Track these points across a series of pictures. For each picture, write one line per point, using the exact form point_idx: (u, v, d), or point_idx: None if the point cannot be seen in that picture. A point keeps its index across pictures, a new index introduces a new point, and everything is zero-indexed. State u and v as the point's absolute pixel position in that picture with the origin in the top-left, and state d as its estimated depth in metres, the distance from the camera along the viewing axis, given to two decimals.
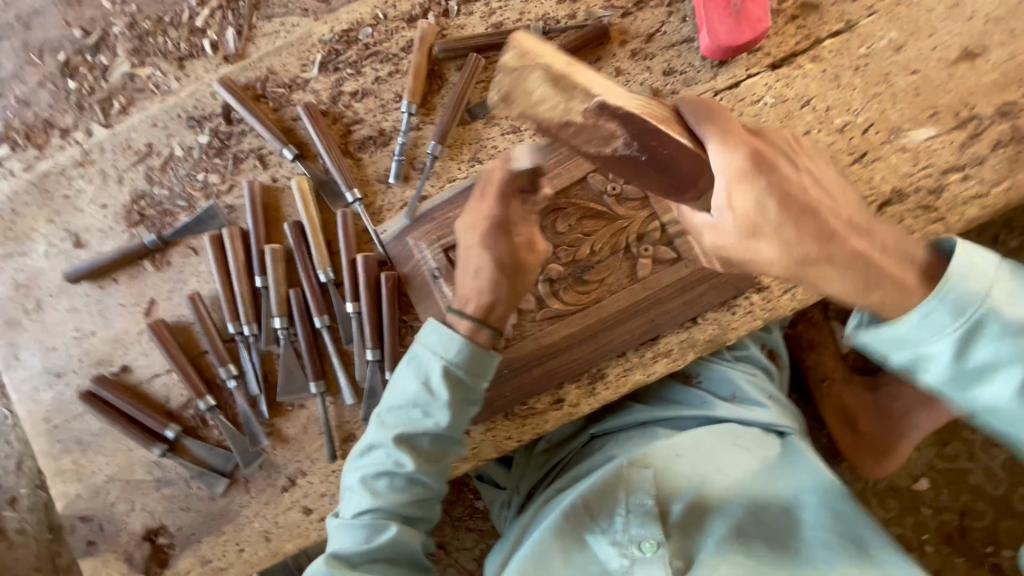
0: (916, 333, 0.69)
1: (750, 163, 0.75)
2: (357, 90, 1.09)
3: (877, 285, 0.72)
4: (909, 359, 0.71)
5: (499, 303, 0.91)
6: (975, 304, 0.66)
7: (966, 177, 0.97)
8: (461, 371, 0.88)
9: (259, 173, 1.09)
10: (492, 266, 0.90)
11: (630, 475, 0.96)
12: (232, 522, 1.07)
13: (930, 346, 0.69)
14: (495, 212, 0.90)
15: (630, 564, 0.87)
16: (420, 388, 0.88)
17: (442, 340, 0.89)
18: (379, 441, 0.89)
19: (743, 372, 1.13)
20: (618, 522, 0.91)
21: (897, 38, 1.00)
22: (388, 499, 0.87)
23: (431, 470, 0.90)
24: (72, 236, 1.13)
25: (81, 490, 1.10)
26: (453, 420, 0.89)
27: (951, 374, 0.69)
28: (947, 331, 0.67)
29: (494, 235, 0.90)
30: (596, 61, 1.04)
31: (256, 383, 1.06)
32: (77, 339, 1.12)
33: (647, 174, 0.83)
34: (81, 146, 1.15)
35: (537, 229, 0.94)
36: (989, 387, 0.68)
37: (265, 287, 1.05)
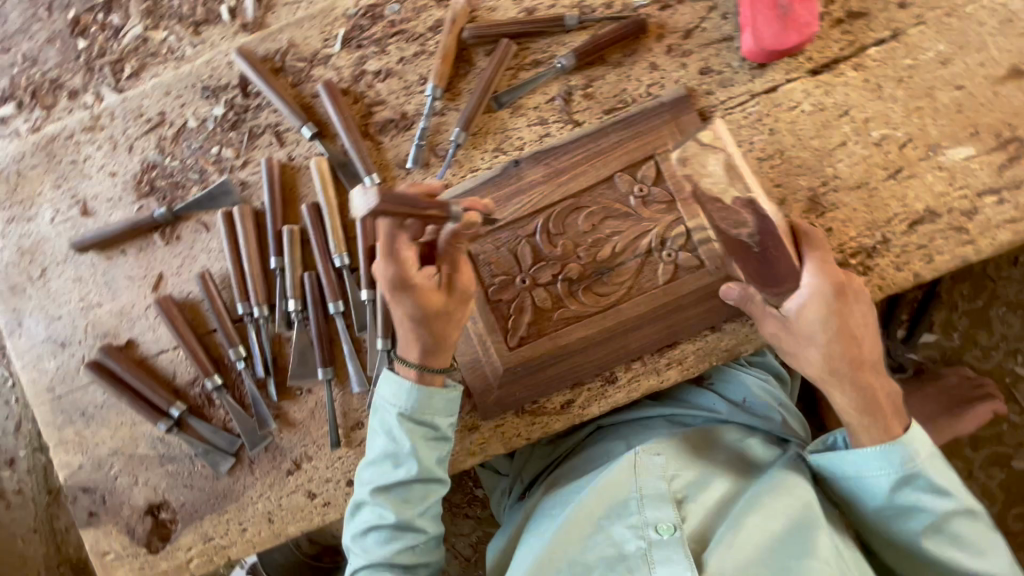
0: (864, 467, 0.83)
1: (834, 296, 0.85)
2: (381, 70, 1.05)
3: (870, 415, 0.84)
4: (851, 488, 0.86)
5: (430, 349, 0.90)
6: (915, 461, 0.81)
7: (1002, 200, 0.94)
8: (418, 413, 0.90)
9: (274, 150, 1.06)
10: (412, 315, 0.87)
11: (642, 461, 0.94)
12: (235, 501, 1.07)
13: (874, 479, 0.83)
14: (395, 272, 0.84)
15: (647, 547, 0.84)
16: (385, 440, 0.90)
17: (391, 391, 0.91)
18: (362, 499, 0.91)
19: (756, 377, 1.10)
20: (632, 505, 0.89)
21: (944, 50, 0.96)
22: (380, 555, 0.88)
23: (414, 516, 0.89)
24: (79, 203, 1.10)
25: (84, 461, 1.10)
26: (421, 463, 0.89)
27: (882, 504, 0.83)
28: (884, 472, 0.82)
29: (402, 292, 0.85)
30: (631, 55, 1.01)
31: (265, 365, 1.05)
32: (83, 310, 1.10)
33: (747, 260, 0.91)
34: (90, 110, 1.11)
35: (459, 267, 0.88)
36: (906, 520, 0.83)
37: (279, 268, 1.03)
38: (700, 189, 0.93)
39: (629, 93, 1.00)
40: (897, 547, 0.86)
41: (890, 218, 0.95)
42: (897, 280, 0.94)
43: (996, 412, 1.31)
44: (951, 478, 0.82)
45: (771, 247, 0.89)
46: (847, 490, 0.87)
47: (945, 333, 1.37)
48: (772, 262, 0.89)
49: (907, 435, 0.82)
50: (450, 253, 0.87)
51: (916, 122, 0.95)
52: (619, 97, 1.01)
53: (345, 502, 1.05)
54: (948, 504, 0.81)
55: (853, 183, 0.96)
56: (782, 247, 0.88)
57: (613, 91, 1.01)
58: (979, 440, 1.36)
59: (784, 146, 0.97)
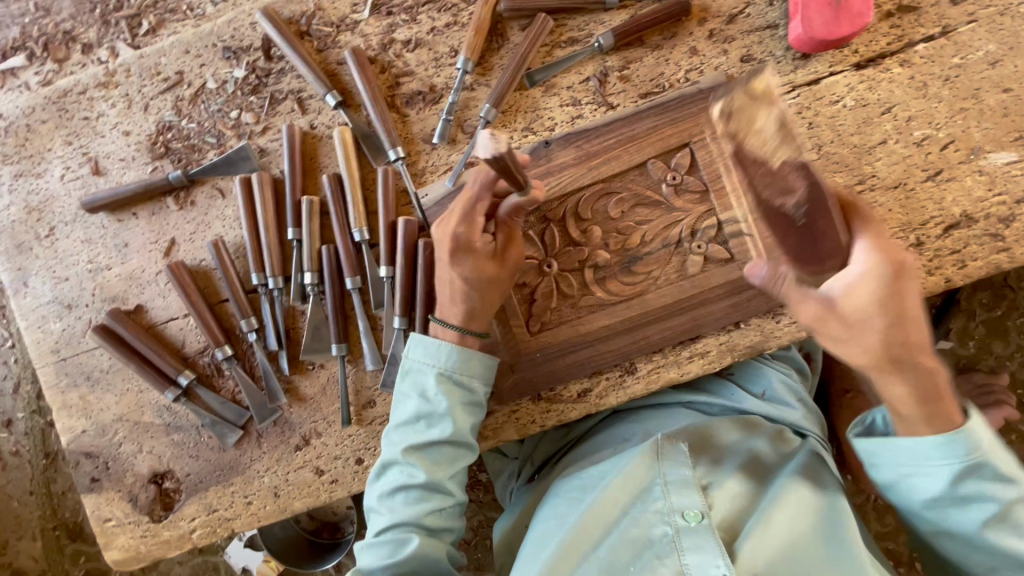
0: (926, 457, 0.74)
1: (891, 276, 0.72)
2: (410, 39, 1.01)
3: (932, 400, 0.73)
4: (896, 480, 0.77)
5: (476, 314, 0.90)
6: (982, 451, 0.72)
7: None
8: (457, 375, 0.90)
9: (296, 117, 1.02)
10: (467, 278, 0.88)
11: (665, 447, 0.94)
12: (241, 474, 1.05)
13: (936, 470, 0.73)
14: (460, 231, 0.86)
15: (675, 534, 0.85)
16: (420, 400, 0.89)
17: (431, 350, 0.90)
18: (392, 458, 0.89)
19: (777, 371, 1.13)
20: (656, 491, 0.90)
21: (994, 51, 0.93)
22: (407, 514, 0.86)
23: (444, 478, 0.88)
24: (91, 162, 1.06)
25: (87, 427, 1.07)
26: (457, 424, 0.88)
27: (938, 496, 0.74)
28: (942, 463, 0.73)
29: (461, 253, 0.87)
30: (671, 38, 0.97)
31: (277, 338, 1.02)
32: (91, 273, 1.07)
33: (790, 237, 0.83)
34: (105, 65, 1.07)
35: (516, 239, 0.90)
36: (964, 511, 0.74)
37: (296, 240, 1.00)
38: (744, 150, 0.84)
39: (666, 78, 0.97)
40: (955, 542, 0.78)
41: (926, 220, 0.93)
42: (928, 284, 0.93)
43: (1006, 422, 1.31)
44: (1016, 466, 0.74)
45: (817, 222, 0.78)
46: (897, 483, 0.78)
47: (961, 341, 1.36)
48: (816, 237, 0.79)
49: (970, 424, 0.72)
50: (507, 223, 0.89)
51: (960, 123, 0.93)
52: (656, 81, 0.97)
53: (353, 480, 1.04)
54: (1012, 492, 0.73)
55: (891, 183, 0.94)
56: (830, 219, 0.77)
57: (650, 74, 0.97)
58: None
59: (823, 141, 0.95)
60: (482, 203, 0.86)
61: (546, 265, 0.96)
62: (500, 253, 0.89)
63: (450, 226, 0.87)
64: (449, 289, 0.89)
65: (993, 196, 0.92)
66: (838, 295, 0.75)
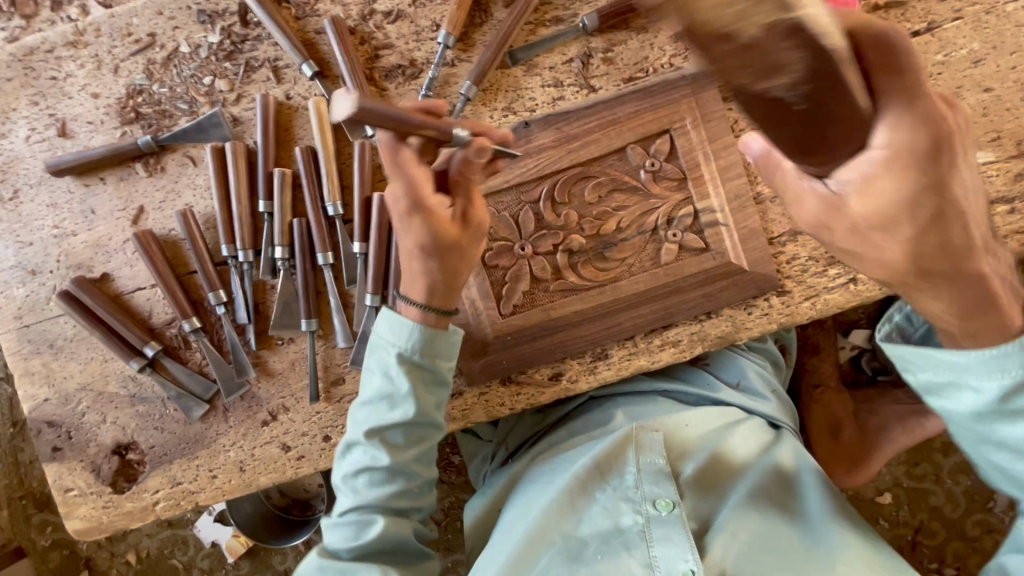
0: (959, 366, 0.68)
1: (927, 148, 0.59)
2: (391, 11, 0.98)
3: (981, 311, 0.66)
4: (930, 387, 0.71)
5: (439, 290, 0.86)
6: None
7: (1014, 210, 0.93)
8: (419, 357, 0.87)
9: (271, 87, 1.00)
10: (424, 245, 0.81)
11: (639, 435, 0.96)
12: (206, 448, 1.04)
13: (975, 384, 0.67)
14: (406, 193, 0.77)
15: (645, 523, 0.86)
16: (382, 381, 0.87)
17: (394, 329, 0.87)
18: (356, 439, 0.88)
19: (753, 362, 1.15)
20: (629, 479, 0.91)
21: (978, 49, 0.93)
22: (371, 496, 0.87)
23: (408, 460, 0.88)
24: (57, 123, 1.03)
25: (50, 395, 1.06)
26: (419, 406, 0.87)
27: (983, 410, 0.67)
28: (993, 373, 0.66)
29: (411, 216, 0.79)
30: (656, 21, 0.96)
31: (246, 311, 1.01)
32: (56, 238, 1.04)
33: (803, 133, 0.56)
34: (74, 23, 1.03)
35: (475, 201, 0.84)
36: (1014, 427, 0.67)
37: (268, 213, 0.98)
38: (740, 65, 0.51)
39: (650, 62, 0.96)
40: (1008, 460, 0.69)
41: None
42: None
43: None
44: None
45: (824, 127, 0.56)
46: (940, 397, 0.71)
47: None
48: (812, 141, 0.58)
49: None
50: (462, 184, 0.82)
51: None
52: (639, 65, 0.96)
53: (320, 457, 1.03)
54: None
55: None
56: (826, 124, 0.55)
57: (634, 58, 0.96)
58: (949, 447, 1.39)
59: None
60: (453, 161, 0.80)
61: (522, 248, 0.95)
62: (460, 219, 0.83)
63: (394, 185, 0.78)
64: (409, 259, 0.84)
65: None
66: (850, 194, 0.63)
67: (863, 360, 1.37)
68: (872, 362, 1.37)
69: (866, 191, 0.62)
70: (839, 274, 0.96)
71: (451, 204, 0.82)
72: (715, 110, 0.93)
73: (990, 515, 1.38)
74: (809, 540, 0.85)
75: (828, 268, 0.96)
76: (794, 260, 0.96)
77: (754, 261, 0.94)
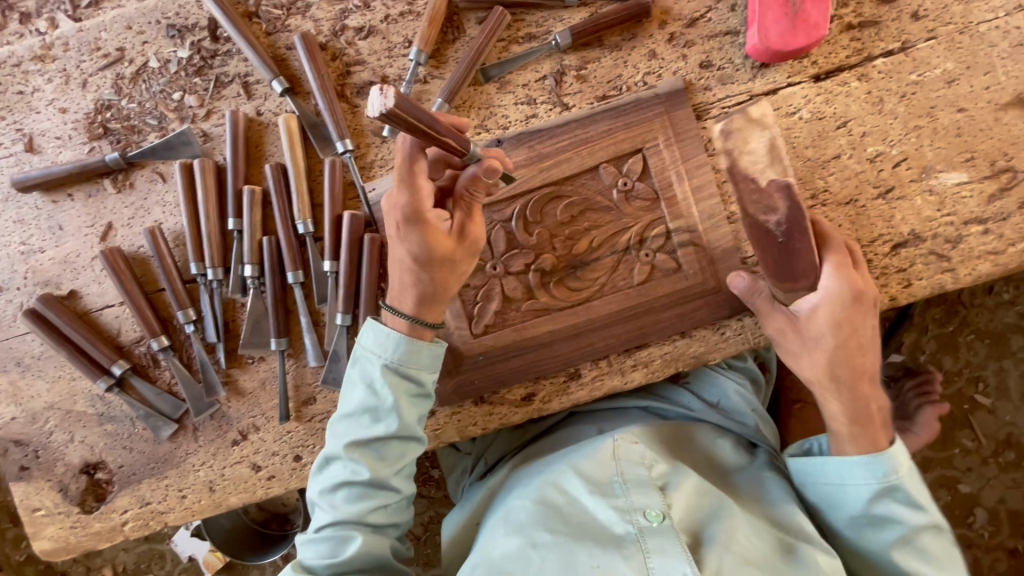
0: (835, 482, 0.83)
1: (850, 300, 0.83)
2: (363, 27, 0.97)
3: (863, 419, 0.83)
4: (822, 497, 0.86)
5: (430, 299, 0.85)
6: (897, 475, 0.80)
7: (988, 231, 0.93)
8: (406, 369, 0.85)
9: (241, 103, 0.99)
10: (418, 257, 0.82)
11: (621, 448, 0.94)
12: (176, 467, 1.02)
13: (846, 494, 0.83)
14: (405, 201, 0.78)
15: (638, 532, 0.81)
16: (364, 394, 0.84)
17: (380, 341, 0.85)
18: (334, 452, 0.85)
19: (733, 381, 1.13)
20: (617, 489, 0.88)
21: (952, 69, 0.93)
22: (346, 512, 0.83)
23: (390, 475, 0.84)
24: (25, 139, 1.01)
25: (17, 414, 1.04)
26: (404, 420, 0.84)
27: (854, 514, 0.83)
28: (869, 486, 0.81)
29: (407, 227, 0.80)
30: (630, 40, 0.95)
31: (215, 330, 1.00)
32: (23, 255, 1.02)
33: (766, 252, 0.87)
34: (42, 37, 1.01)
35: (476, 216, 0.84)
36: (877, 532, 0.82)
37: (237, 231, 0.97)
38: (738, 167, 0.87)
39: (624, 80, 0.95)
40: (868, 561, 0.85)
41: (875, 237, 0.93)
42: None
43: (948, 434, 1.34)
44: (927, 494, 0.82)
45: (795, 240, 0.85)
46: (822, 498, 0.86)
47: (912, 354, 1.37)
48: (792, 256, 0.85)
49: (893, 447, 0.81)
50: (466, 198, 0.84)
51: (913, 141, 0.93)
52: (612, 83, 0.95)
53: (291, 477, 1.02)
54: (921, 519, 0.80)
55: (842, 199, 0.93)
56: (805, 239, 0.85)
57: (607, 76, 0.95)
58: (930, 462, 1.39)
59: None
60: (420, 169, 0.77)
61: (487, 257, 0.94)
62: (459, 234, 0.83)
63: (398, 200, 0.79)
64: (400, 270, 0.85)
65: (941, 217, 0.92)
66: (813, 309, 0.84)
67: None
68: None
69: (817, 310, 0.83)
70: None
71: (450, 217, 0.83)
72: (689, 129, 0.93)
73: (970, 530, 1.37)
74: (801, 554, 0.82)
75: None
76: None
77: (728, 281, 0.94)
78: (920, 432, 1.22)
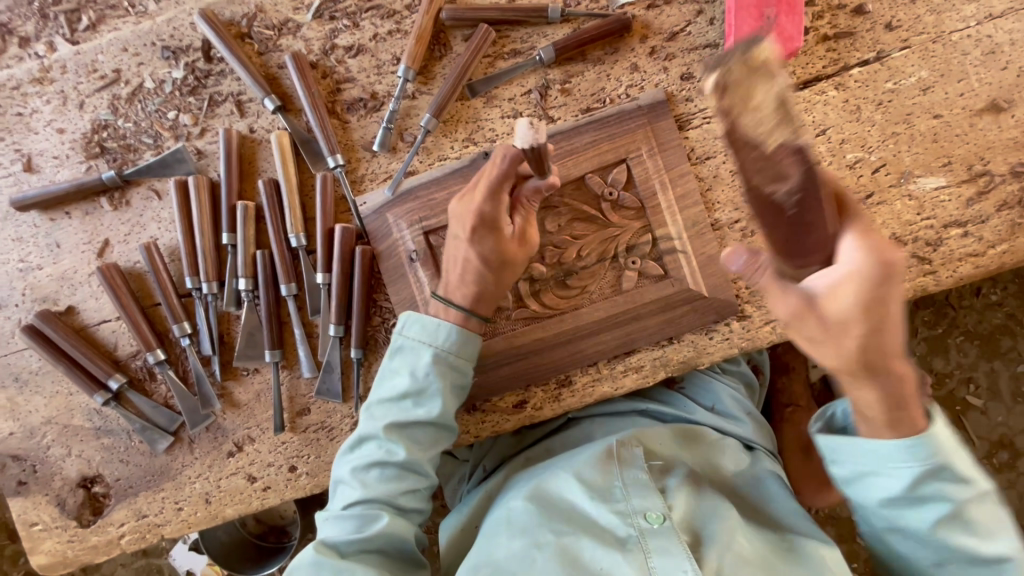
0: (868, 466, 0.72)
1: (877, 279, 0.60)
2: (352, 45, 1.00)
3: (901, 406, 0.68)
4: (851, 477, 0.75)
5: (487, 295, 0.89)
6: (941, 456, 0.68)
7: (967, 233, 0.94)
8: (453, 358, 0.87)
9: (235, 121, 1.01)
10: (485, 259, 0.86)
11: (623, 452, 0.95)
12: (172, 480, 1.04)
13: (884, 478, 0.72)
14: (483, 206, 0.84)
15: (640, 535, 0.82)
16: (409, 378, 0.86)
17: (429, 329, 0.87)
18: (370, 432, 0.87)
19: (727, 384, 1.13)
20: (617, 492, 0.89)
21: (926, 77, 0.95)
22: (377, 491, 0.85)
23: (424, 460, 0.87)
24: (24, 159, 1.04)
25: (15, 429, 1.05)
26: (444, 407, 0.87)
27: (892, 497, 0.72)
28: (910, 466, 0.69)
29: (481, 229, 0.85)
30: (612, 54, 0.98)
31: (210, 343, 1.01)
32: (21, 272, 1.04)
33: (779, 226, 0.65)
34: (40, 60, 1.04)
35: (533, 223, 0.90)
36: (915, 512, 0.72)
37: (231, 245, 0.99)
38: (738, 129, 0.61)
39: (607, 93, 0.97)
40: (905, 539, 0.76)
41: None
42: None
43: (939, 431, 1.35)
44: (975, 465, 0.71)
45: (808, 213, 0.63)
46: (853, 481, 0.75)
47: None
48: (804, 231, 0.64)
49: (934, 427, 0.68)
50: (523, 207, 0.89)
51: (891, 147, 0.95)
52: (596, 96, 0.98)
53: (286, 487, 1.03)
54: (967, 493, 0.70)
55: None
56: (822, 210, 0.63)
57: (591, 89, 0.98)
58: None
59: None
60: (507, 181, 0.84)
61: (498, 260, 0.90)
62: (520, 237, 0.88)
63: (476, 203, 0.84)
64: (461, 267, 0.88)
65: (921, 221, 0.94)
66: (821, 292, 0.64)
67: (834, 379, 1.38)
68: None
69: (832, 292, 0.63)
70: None
71: (512, 222, 0.88)
72: (671, 140, 0.95)
73: None
74: (796, 556, 0.84)
75: None
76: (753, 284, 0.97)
77: (713, 287, 0.96)
78: None
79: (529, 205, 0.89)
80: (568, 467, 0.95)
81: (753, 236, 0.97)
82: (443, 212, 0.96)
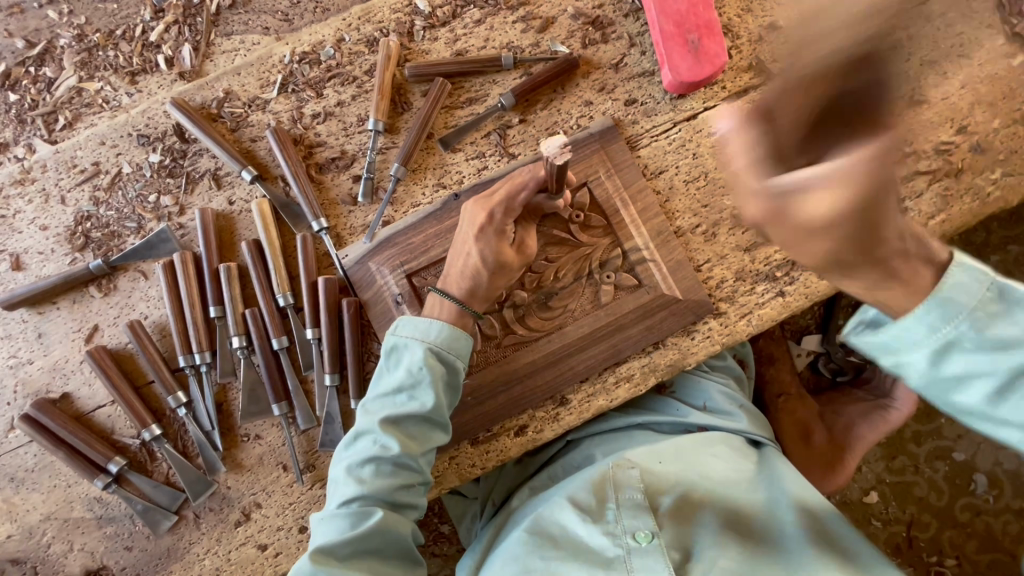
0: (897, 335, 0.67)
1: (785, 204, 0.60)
2: (319, 112, 1.07)
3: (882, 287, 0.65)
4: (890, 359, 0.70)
5: (478, 293, 0.93)
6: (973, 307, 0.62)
7: (907, 209, 1.02)
8: (444, 353, 0.90)
9: (214, 195, 1.06)
10: (485, 259, 0.90)
11: (617, 473, 0.96)
12: (180, 560, 1.01)
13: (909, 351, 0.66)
14: (499, 206, 0.90)
15: (626, 554, 0.85)
16: (404, 372, 0.89)
17: (422, 326, 0.90)
18: (366, 427, 0.88)
19: (717, 381, 1.15)
20: (611, 514, 0.91)
21: None
22: (372, 486, 0.85)
23: (417, 454, 0.88)
24: (10, 258, 1.07)
25: (12, 531, 1.03)
26: (437, 401, 0.89)
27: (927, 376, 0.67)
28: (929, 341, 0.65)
29: (491, 233, 0.90)
30: (562, 91, 1.06)
31: (208, 415, 1.02)
32: (12, 368, 1.05)
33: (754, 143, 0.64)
34: (20, 163, 1.08)
35: (531, 234, 0.95)
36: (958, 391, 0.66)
37: (220, 316, 1.02)
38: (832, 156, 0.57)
39: (560, 126, 1.05)
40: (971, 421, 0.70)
41: None
42: (819, 287, 1.02)
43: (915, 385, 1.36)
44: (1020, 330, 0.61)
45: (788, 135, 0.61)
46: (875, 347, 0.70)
47: None
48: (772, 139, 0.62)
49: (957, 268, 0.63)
50: (529, 216, 0.95)
51: None
52: (551, 129, 1.06)
53: (298, 550, 1.01)
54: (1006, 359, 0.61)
55: None
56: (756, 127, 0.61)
57: (546, 123, 1.06)
58: (921, 436, 1.42)
59: (707, 169, 1.04)
60: (523, 192, 0.91)
61: (483, 236, 0.90)
62: (520, 245, 0.93)
63: (489, 204, 0.90)
64: (463, 262, 0.92)
65: None
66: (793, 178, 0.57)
67: (819, 364, 1.43)
68: (829, 365, 1.42)
69: (815, 196, 0.56)
70: (767, 289, 1.03)
71: (515, 231, 0.93)
72: (625, 160, 1.03)
73: (975, 497, 1.39)
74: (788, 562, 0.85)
75: (756, 285, 1.03)
76: (722, 282, 1.03)
77: (686, 289, 1.01)
78: (900, 407, 1.26)
79: (532, 215, 0.95)
80: (564, 492, 0.97)
81: (714, 238, 1.04)
82: (422, 254, 1.00)
